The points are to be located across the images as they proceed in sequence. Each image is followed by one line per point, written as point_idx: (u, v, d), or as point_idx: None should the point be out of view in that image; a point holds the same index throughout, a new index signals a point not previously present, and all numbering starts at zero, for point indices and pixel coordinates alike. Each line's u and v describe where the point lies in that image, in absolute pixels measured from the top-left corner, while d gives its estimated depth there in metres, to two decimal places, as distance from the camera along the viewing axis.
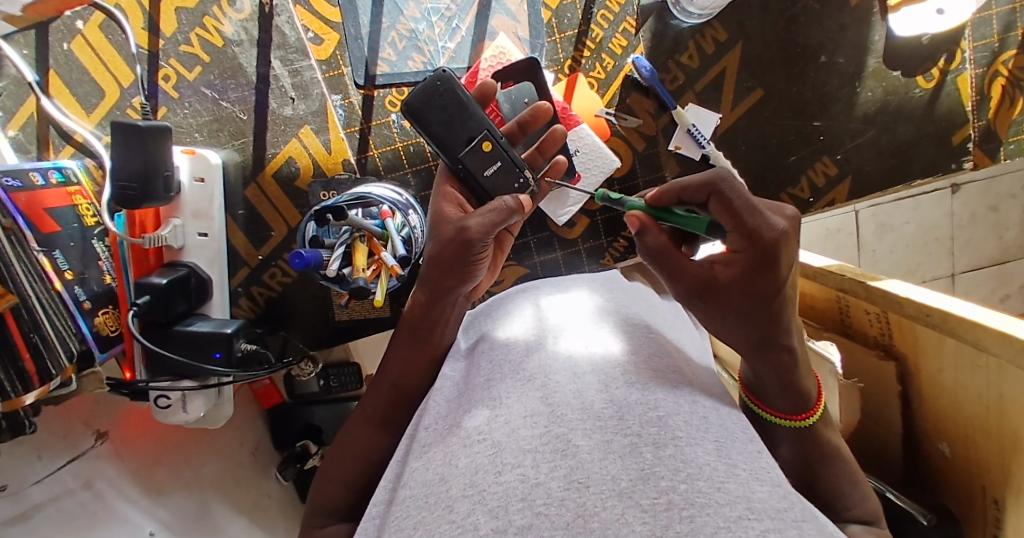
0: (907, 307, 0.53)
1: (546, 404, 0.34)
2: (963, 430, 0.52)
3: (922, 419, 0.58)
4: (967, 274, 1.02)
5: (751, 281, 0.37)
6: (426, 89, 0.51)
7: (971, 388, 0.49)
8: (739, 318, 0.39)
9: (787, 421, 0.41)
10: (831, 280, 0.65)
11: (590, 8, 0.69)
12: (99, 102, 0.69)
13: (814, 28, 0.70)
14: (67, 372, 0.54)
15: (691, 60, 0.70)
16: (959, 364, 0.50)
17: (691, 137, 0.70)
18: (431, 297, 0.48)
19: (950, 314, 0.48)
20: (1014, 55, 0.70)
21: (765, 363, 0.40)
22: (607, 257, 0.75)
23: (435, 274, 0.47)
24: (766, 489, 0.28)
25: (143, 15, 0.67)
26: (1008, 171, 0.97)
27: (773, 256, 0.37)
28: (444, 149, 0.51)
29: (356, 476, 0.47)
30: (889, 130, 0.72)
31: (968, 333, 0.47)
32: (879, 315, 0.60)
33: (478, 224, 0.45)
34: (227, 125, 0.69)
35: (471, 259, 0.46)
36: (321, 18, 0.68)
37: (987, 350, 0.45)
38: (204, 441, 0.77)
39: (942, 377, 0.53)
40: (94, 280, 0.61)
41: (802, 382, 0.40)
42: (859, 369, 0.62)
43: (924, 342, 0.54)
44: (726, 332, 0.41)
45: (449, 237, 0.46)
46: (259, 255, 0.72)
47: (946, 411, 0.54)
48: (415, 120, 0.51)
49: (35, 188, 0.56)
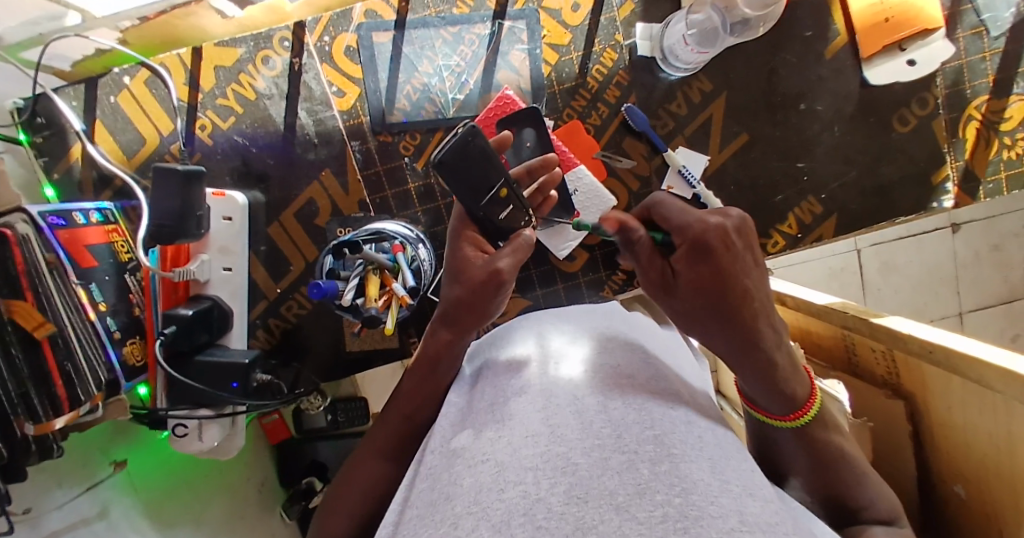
0: (912, 344, 0.57)
1: (546, 424, 0.36)
2: (978, 470, 0.53)
3: (938, 461, 0.60)
4: (974, 314, 1.14)
5: (704, 272, 0.41)
6: (457, 143, 0.54)
7: (979, 426, 0.52)
8: (707, 316, 0.41)
9: (782, 422, 0.41)
10: (836, 317, 0.71)
11: (586, 64, 0.76)
12: (140, 149, 0.75)
13: (793, 79, 0.76)
14: (95, 399, 0.56)
15: (680, 109, 0.76)
16: (967, 402, 0.53)
17: (682, 177, 0.75)
18: (453, 338, 0.51)
19: (952, 349, 0.51)
20: (987, 100, 0.75)
21: (739, 362, 0.40)
22: (606, 289, 0.78)
23: (462, 315, 0.50)
24: (759, 504, 0.30)
25: (185, 72, 0.74)
26: (1008, 213, 1.10)
27: (710, 244, 0.41)
28: (470, 198, 0.55)
29: (359, 508, 0.48)
30: (870, 170, 0.76)
31: (973, 370, 0.49)
32: (885, 353, 0.65)
33: (513, 261, 0.50)
34: (254, 168, 0.75)
35: (500, 298, 0.51)
36: (344, 75, 0.75)
37: (992, 388, 0.47)
38: (215, 474, 0.80)
39: (952, 414, 0.56)
40: (124, 311, 0.65)
41: (784, 383, 0.40)
42: (871, 405, 0.66)
43: (930, 380, 0.58)
44: (708, 338, 0.42)
45: (480, 281, 0.50)
46: (277, 288, 0.77)
47: (959, 449, 0.56)
48: (445, 170, 0.55)
49: (76, 227, 0.61)
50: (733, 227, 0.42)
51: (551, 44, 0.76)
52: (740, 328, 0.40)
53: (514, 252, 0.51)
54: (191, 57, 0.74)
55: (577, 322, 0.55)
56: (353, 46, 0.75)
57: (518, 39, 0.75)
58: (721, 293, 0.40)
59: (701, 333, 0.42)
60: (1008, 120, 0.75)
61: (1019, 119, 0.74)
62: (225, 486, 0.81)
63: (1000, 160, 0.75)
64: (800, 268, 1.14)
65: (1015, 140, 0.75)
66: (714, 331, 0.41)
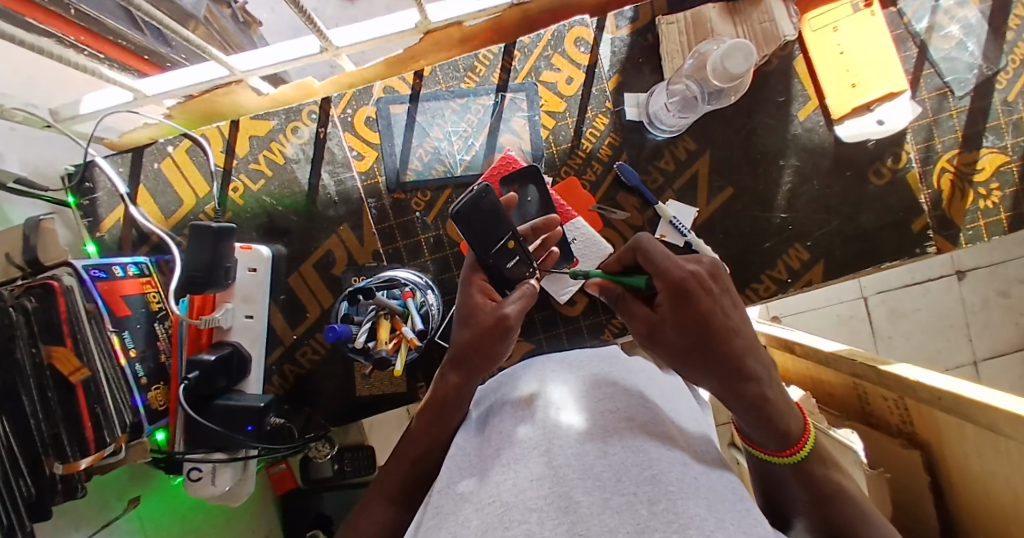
0: (922, 390, 0.64)
1: (550, 467, 0.39)
2: (1001, 517, 0.59)
3: (963, 505, 0.66)
4: (989, 361, 1.18)
5: (686, 316, 0.45)
6: (473, 198, 0.62)
7: (996, 472, 0.58)
8: (696, 357, 0.45)
9: (782, 459, 0.43)
10: (846, 365, 0.79)
11: (580, 128, 0.83)
12: (177, 209, 0.83)
13: (771, 138, 0.83)
14: (120, 440, 0.59)
15: (669, 165, 0.83)
16: (982, 448, 0.59)
17: (674, 228, 0.79)
18: (463, 381, 0.54)
19: (961, 395, 0.58)
20: (958, 154, 0.80)
21: (731, 402, 0.44)
22: (607, 333, 0.81)
23: (471, 357, 0.54)
24: None
25: (222, 141, 0.83)
26: (1009, 260, 1.17)
27: (688, 291, 0.45)
28: (481, 248, 0.62)
29: None
30: (852, 219, 0.81)
31: (984, 416, 0.55)
32: (899, 402, 0.72)
33: (519, 304, 0.55)
34: (278, 225, 0.82)
35: (507, 342, 0.55)
36: (363, 141, 0.83)
37: (1002, 433, 0.54)
38: (222, 524, 0.81)
39: (968, 461, 0.63)
40: (151, 357, 0.69)
41: (778, 418, 0.43)
42: (890, 453, 0.74)
43: (946, 427, 0.65)
44: (699, 377, 0.45)
45: (489, 325, 0.54)
46: (293, 333, 0.81)
47: (978, 495, 0.63)
48: (461, 220, 0.62)
49: (115, 279, 0.66)
50: (707, 272, 0.47)
51: (548, 111, 0.84)
52: (727, 368, 0.43)
53: (520, 298, 0.56)
54: (229, 128, 0.83)
55: (577, 368, 0.58)
56: (373, 116, 0.83)
57: (519, 108, 0.84)
58: (704, 338, 0.44)
59: (693, 374, 0.46)
60: (980, 172, 0.80)
61: (990, 170, 0.80)
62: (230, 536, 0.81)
63: (977, 209, 0.79)
64: (808, 318, 1.21)
65: (989, 190, 0.80)
66: (704, 371, 0.45)
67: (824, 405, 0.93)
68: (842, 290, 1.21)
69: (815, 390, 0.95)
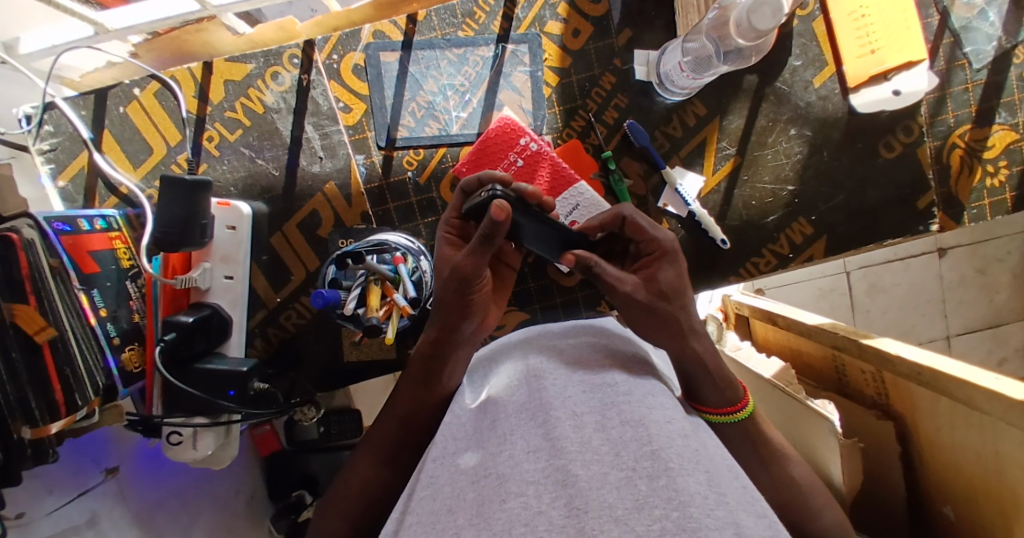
0: (903, 365, 0.65)
1: (547, 438, 0.36)
2: (966, 490, 0.61)
3: (933, 487, 0.68)
4: (962, 336, 1.21)
5: (670, 273, 0.53)
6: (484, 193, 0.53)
7: (968, 445, 0.59)
8: (663, 318, 0.51)
9: (734, 415, 0.50)
10: (827, 336, 0.80)
11: (586, 86, 0.78)
12: (147, 158, 0.77)
13: (783, 106, 0.79)
14: (92, 404, 0.56)
15: (676, 131, 0.79)
16: (955, 423, 0.61)
17: (678, 196, 0.78)
18: (442, 334, 0.54)
19: (938, 372, 0.59)
20: (970, 129, 0.78)
21: (688, 361, 0.50)
22: (602, 304, 0.79)
23: (446, 311, 0.54)
24: (753, 519, 0.30)
25: (194, 85, 0.76)
26: (992, 239, 1.18)
27: (670, 254, 0.55)
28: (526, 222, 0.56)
29: (359, 513, 0.52)
30: (857, 194, 0.79)
31: (963, 393, 0.56)
32: (875, 376, 0.74)
33: (468, 261, 0.52)
34: (259, 180, 0.77)
35: (471, 293, 0.53)
36: (351, 91, 0.77)
37: (981, 409, 0.54)
38: (204, 484, 0.81)
39: (938, 434, 0.64)
40: (124, 317, 0.65)
41: (724, 372, 0.51)
42: (863, 425, 0.75)
43: (919, 402, 0.66)
44: (657, 334, 0.51)
45: (449, 276, 0.54)
46: (277, 297, 0.78)
47: (948, 467, 0.64)
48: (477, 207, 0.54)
49: (81, 233, 0.62)
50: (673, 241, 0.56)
51: (552, 67, 0.78)
52: (686, 321, 0.51)
53: (471, 255, 0.52)
54: (201, 71, 0.76)
55: (578, 338, 0.55)
56: (361, 64, 0.77)
57: (520, 62, 0.78)
58: (678, 287, 0.53)
59: (651, 329, 0.51)
60: (989, 149, 0.78)
61: (1000, 147, 0.78)
62: (213, 497, 0.81)
63: (983, 187, 0.78)
64: (793, 291, 1.21)
65: (996, 168, 0.78)
66: (659, 334, 0.51)
67: (801, 376, 0.94)
68: (826, 265, 1.21)
69: (795, 360, 0.96)
